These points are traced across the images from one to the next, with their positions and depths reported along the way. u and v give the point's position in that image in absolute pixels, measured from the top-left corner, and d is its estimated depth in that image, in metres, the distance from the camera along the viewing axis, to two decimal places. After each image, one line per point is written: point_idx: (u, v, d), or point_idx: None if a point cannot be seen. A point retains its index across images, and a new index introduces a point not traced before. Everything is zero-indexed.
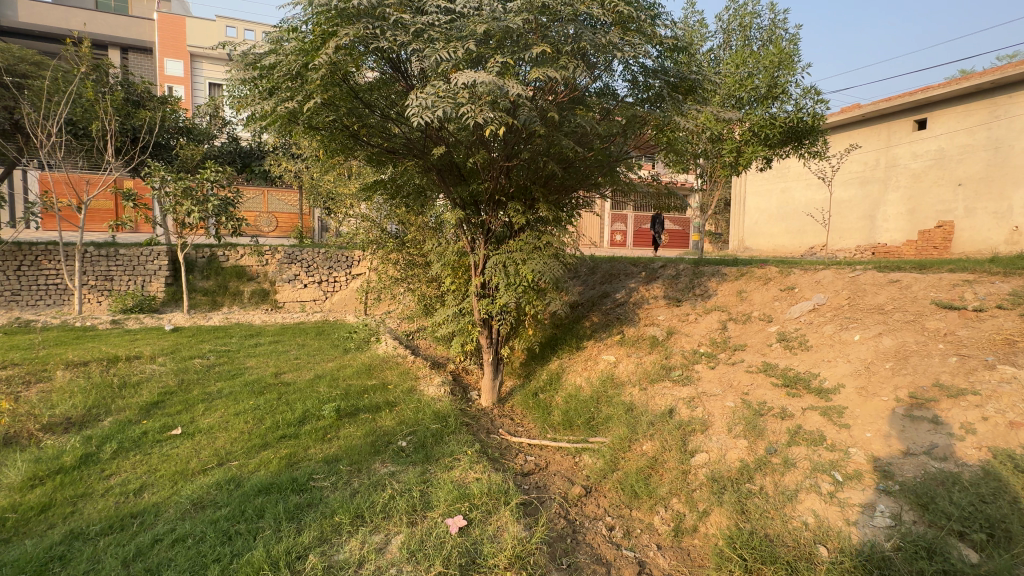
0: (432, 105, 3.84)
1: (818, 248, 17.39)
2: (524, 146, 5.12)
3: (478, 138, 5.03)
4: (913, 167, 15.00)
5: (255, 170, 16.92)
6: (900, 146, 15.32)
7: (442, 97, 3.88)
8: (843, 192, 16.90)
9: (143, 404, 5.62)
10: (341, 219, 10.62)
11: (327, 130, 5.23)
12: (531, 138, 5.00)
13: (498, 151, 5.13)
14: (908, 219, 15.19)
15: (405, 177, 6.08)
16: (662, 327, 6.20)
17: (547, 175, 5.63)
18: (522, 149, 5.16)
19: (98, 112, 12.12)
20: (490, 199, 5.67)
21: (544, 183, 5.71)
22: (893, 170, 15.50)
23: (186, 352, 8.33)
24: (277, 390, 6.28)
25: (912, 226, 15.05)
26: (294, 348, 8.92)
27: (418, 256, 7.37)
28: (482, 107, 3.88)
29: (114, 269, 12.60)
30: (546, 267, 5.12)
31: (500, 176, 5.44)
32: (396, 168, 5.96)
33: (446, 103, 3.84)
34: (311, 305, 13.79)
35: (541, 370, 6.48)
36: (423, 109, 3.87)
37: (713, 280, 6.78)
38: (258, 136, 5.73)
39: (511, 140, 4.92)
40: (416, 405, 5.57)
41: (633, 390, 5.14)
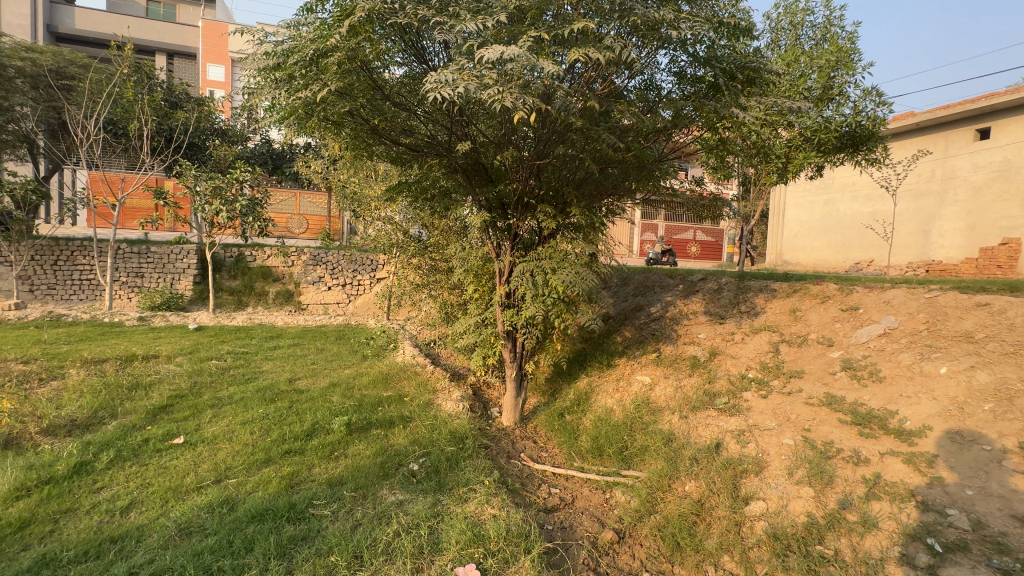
0: (454, 83, 3.45)
1: (864, 264, 16.32)
2: (558, 143, 4.68)
3: (507, 132, 4.63)
4: (974, 179, 13.86)
5: (286, 172, 17.06)
6: (960, 157, 14.21)
7: (466, 76, 3.49)
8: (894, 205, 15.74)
9: (151, 407, 5.40)
10: (367, 222, 10.41)
11: (346, 124, 4.91)
12: (566, 134, 4.57)
13: (529, 149, 4.73)
14: (967, 235, 13.98)
15: (429, 179, 5.73)
16: (703, 347, 5.62)
17: (582, 177, 5.17)
18: (555, 147, 4.72)
19: (136, 112, 12.35)
20: (519, 202, 5.22)
21: (577, 185, 5.25)
22: (951, 182, 14.38)
23: (204, 353, 8.17)
24: (288, 398, 5.99)
25: (971, 242, 13.84)
26: (312, 352, 8.67)
27: (441, 261, 7.01)
28: (512, 89, 3.45)
29: (145, 266, 12.78)
30: (578, 277, 4.65)
31: (530, 177, 5.02)
32: (420, 167, 5.63)
33: (471, 82, 3.45)
34: (334, 307, 13.64)
35: (568, 388, 5.98)
36: (444, 87, 3.48)
37: (761, 296, 6.16)
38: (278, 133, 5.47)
39: (544, 134, 4.49)
40: (432, 422, 5.16)
41: (672, 418, 4.59)
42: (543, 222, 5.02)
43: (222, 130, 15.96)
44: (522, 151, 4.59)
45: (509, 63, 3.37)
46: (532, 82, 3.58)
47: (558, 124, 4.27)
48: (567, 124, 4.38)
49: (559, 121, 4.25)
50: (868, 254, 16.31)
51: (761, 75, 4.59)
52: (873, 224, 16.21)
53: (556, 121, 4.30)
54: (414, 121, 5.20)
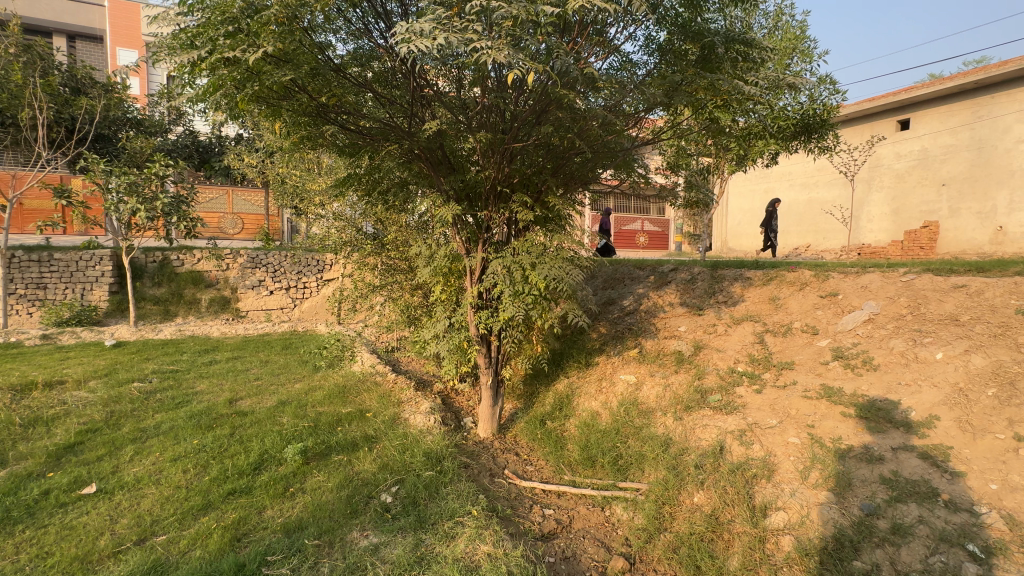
0: (434, 34, 3.18)
1: (802, 249, 17.14)
2: (536, 124, 4.42)
3: (483, 108, 4.32)
4: (896, 167, 14.70)
5: (216, 167, 15.52)
6: (884, 146, 14.97)
7: (448, 29, 3.23)
8: (828, 193, 16.47)
9: (53, 449, 4.44)
10: (311, 219, 9.50)
11: (287, 102, 4.31)
12: (544, 112, 4.32)
13: (504, 129, 4.44)
14: (892, 220, 14.87)
15: (383, 171, 5.27)
16: (686, 340, 5.38)
17: (560, 162, 4.82)
18: (533, 129, 4.48)
19: (28, 98, 10.66)
20: (492, 190, 4.77)
21: (554, 170, 4.90)
22: (877, 170, 15.15)
23: (124, 374, 7.06)
24: (229, 423, 5.19)
25: (897, 226, 14.76)
26: (254, 366, 7.75)
27: (400, 259, 6.38)
28: (502, 46, 3.20)
29: (49, 276, 11.15)
30: (561, 273, 4.24)
31: (504, 163, 4.58)
32: (373, 155, 5.11)
33: (453, 34, 3.18)
34: (278, 314, 12.51)
35: (547, 391, 5.58)
36: (419, 38, 3.19)
37: (737, 285, 6.02)
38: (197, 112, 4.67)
39: (522, 111, 4.23)
40: (403, 439, 4.60)
41: (665, 420, 4.30)
42: (519, 212, 4.57)
43: (137, 120, 14.25)
44: (497, 132, 4.24)
45: (496, 13, 3.25)
46: (523, 40, 3.41)
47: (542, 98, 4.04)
48: (549, 100, 4.13)
49: (544, 93, 4.05)
50: (806, 239, 17.12)
51: (741, 53, 4.32)
52: (809, 210, 17.01)
53: (538, 94, 4.11)
54: (365, 103, 4.77)
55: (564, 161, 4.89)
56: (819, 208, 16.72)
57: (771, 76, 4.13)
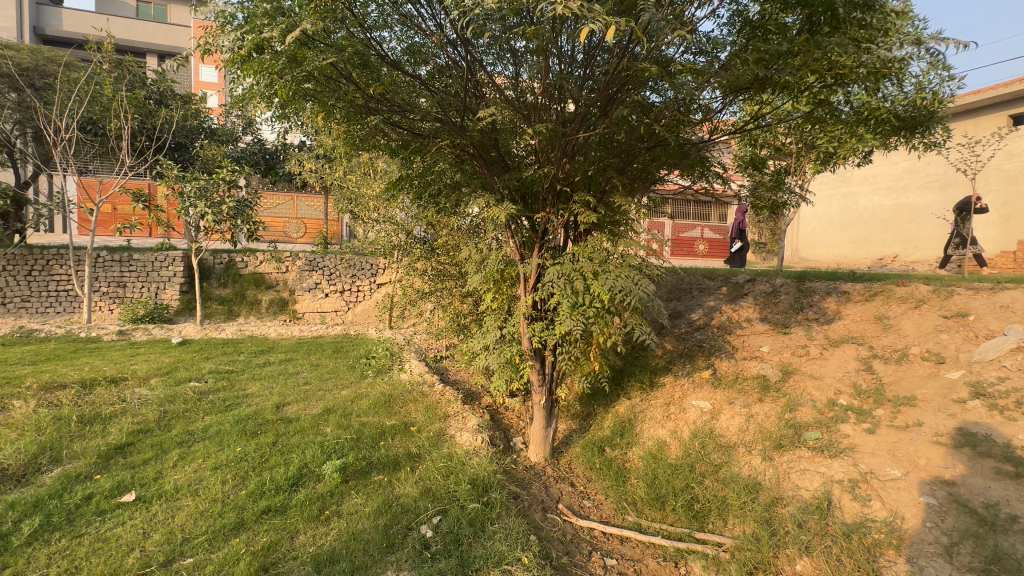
0: None
1: (887, 259, 15.40)
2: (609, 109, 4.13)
3: (549, 94, 4.06)
4: (1006, 168, 12.79)
5: (280, 172, 16.11)
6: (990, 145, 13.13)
7: None
8: (920, 197, 14.74)
9: (104, 449, 4.43)
10: (365, 224, 9.48)
11: (340, 99, 4.20)
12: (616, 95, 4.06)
13: (568, 120, 4.14)
14: (1001, 228, 12.93)
15: (435, 172, 5.10)
16: (771, 363, 4.65)
17: (628, 157, 4.39)
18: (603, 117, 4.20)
19: (116, 110, 11.45)
20: (551, 189, 4.28)
21: (621, 166, 4.46)
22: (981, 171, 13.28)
23: (183, 373, 7.22)
24: (273, 430, 5.05)
25: (1006, 235, 12.81)
26: (305, 369, 7.72)
27: (450, 264, 6.05)
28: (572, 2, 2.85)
29: (128, 275, 11.91)
30: (628, 282, 3.72)
31: (566, 159, 4.10)
32: (424, 155, 4.96)
33: None
34: (332, 316, 12.68)
35: (606, 413, 5.03)
36: None
37: (830, 301, 5.21)
38: (252, 113, 4.66)
39: (592, 96, 3.94)
40: (448, 461, 4.22)
41: (751, 459, 3.64)
42: (581, 215, 4.07)
43: (211, 130, 15.05)
44: (562, 122, 3.86)
45: None
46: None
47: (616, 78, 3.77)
48: (625, 77, 3.85)
49: (620, 71, 3.80)
50: (893, 248, 15.34)
51: (861, 13, 3.48)
52: (898, 216, 15.27)
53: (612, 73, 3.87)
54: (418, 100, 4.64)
55: (632, 155, 4.42)
56: (910, 214, 14.97)
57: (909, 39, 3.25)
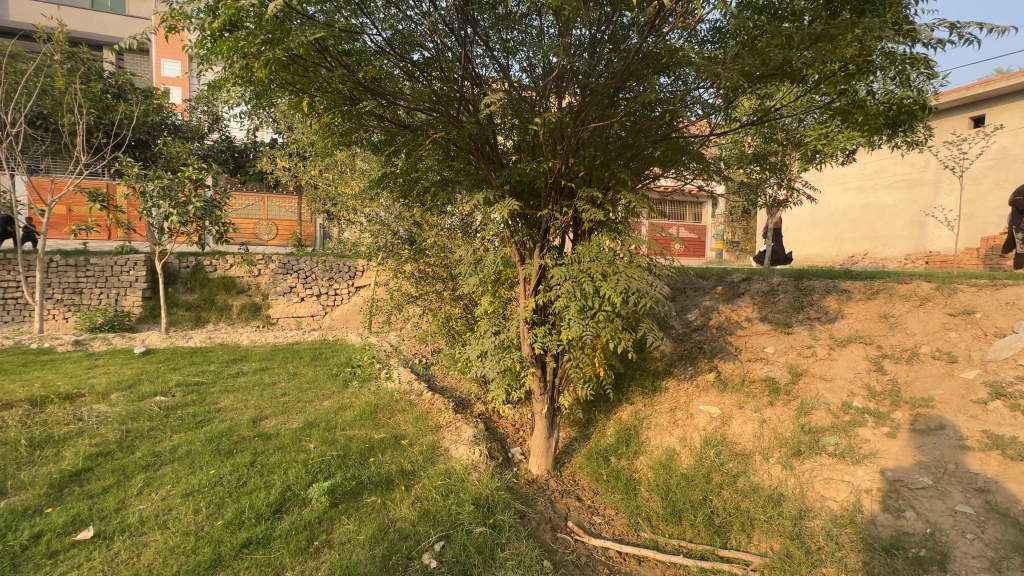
0: None
1: (858, 256, 15.65)
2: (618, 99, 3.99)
3: (554, 83, 3.87)
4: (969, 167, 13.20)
5: (250, 171, 15.38)
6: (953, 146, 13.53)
7: None
8: (888, 196, 15.09)
9: (57, 477, 3.94)
10: (343, 224, 9.03)
11: (321, 89, 3.92)
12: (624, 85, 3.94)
13: (573, 111, 3.96)
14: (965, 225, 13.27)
15: (420, 170, 4.91)
16: (778, 365, 4.50)
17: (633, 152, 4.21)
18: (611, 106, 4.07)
19: (69, 104, 10.64)
20: (554, 185, 4.05)
21: (626, 162, 4.26)
22: (945, 171, 13.65)
23: (148, 386, 6.66)
24: (251, 448, 4.64)
25: (970, 232, 13.15)
26: (282, 379, 7.25)
27: (439, 265, 5.73)
28: None
29: (85, 280, 11.11)
30: (639, 283, 3.49)
31: (571, 153, 3.90)
32: (409, 153, 4.77)
33: None
34: (308, 321, 12.12)
35: (608, 421, 4.80)
36: None
37: (831, 299, 5.12)
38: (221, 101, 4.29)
39: (600, 85, 3.79)
40: (446, 479, 3.91)
41: (770, 467, 3.47)
42: (586, 212, 3.81)
43: (175, 126, 14.23)
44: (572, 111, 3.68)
45: None
46: None
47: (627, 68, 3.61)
48: (636, 66, 3.68)
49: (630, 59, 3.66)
50: (863, 246, 15.64)
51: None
52: (869, 215, 15.59)
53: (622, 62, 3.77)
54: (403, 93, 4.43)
55: (637, 150, 4.23)
56: (880, 213, 15.29)
57: (941, 22, 3.05)
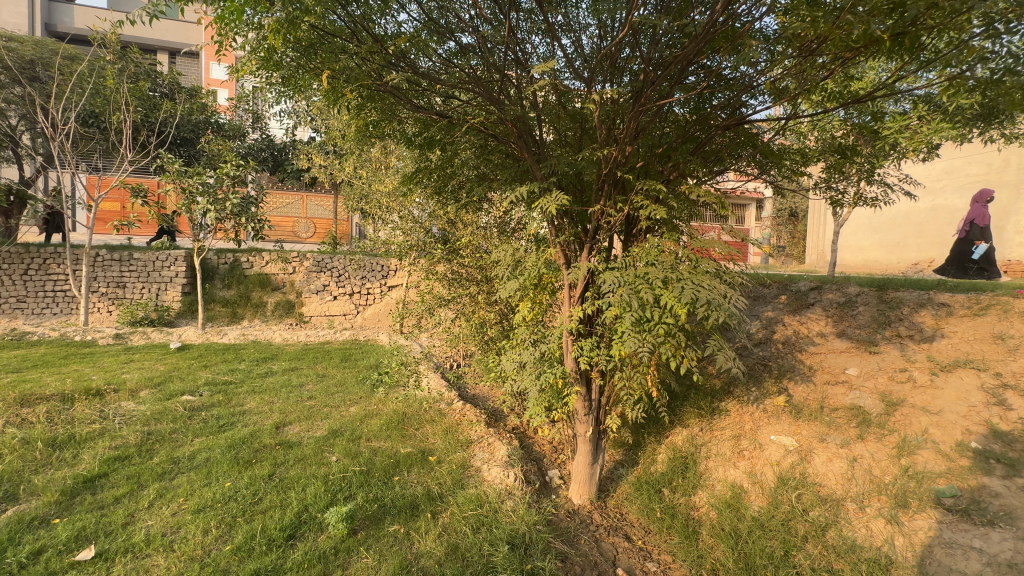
0: None
1: (922, 264, 14.17)
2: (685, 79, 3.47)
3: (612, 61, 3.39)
4: None
5: (289, 169, 15.54)
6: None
7: None
8: (958, 199, 13.69)
9: (70, 484, 3.74)
10: (375, 223, 8.78)
11: (351, 74, 3.69)
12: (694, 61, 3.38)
13: (632, 92, 3.44)
14: None
15: (455, 167, 4.64)
16: (866, 391, 3.85)
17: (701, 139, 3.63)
18: (675, 90, 3.57)
19: (118, 102, 10.87)
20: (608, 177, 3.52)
21: (692, 149, 3.69)
22: None
23: (176, 384, 6.55)
24: (271, 459, 4.35)
25: None
26: (309, 381, 7.02)
27: (474, 266, 5.30)
28: None
29: (128, 275, 11.35)
30: (709, 294, 2.94)
31: (630, 139, 3.37)
32: (444, 147, 4.52)
33: None
34: (341, 320, 12.04)
35: (659, 446, 4.25)
36: None
37: (925, 315, 4.40)
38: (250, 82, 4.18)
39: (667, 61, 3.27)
40: (478, 510, 3.48)
41: (869, 519, 2.88)
42: (645, 209, 3.29)
43: (218, 125, 14.45)
44: (631, 89, 3.19)
45: None
46: None
47: (701, 37, 3.07)
48: (713, 35, 3.11)
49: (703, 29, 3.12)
50: (928, 253, 14.19)
51: None
52: (935, 220, 14.19)
53: (691, 35, 3.28)
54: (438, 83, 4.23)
55: (706, 136, 3.64)
56: (948, 217, 13.88)
57: None
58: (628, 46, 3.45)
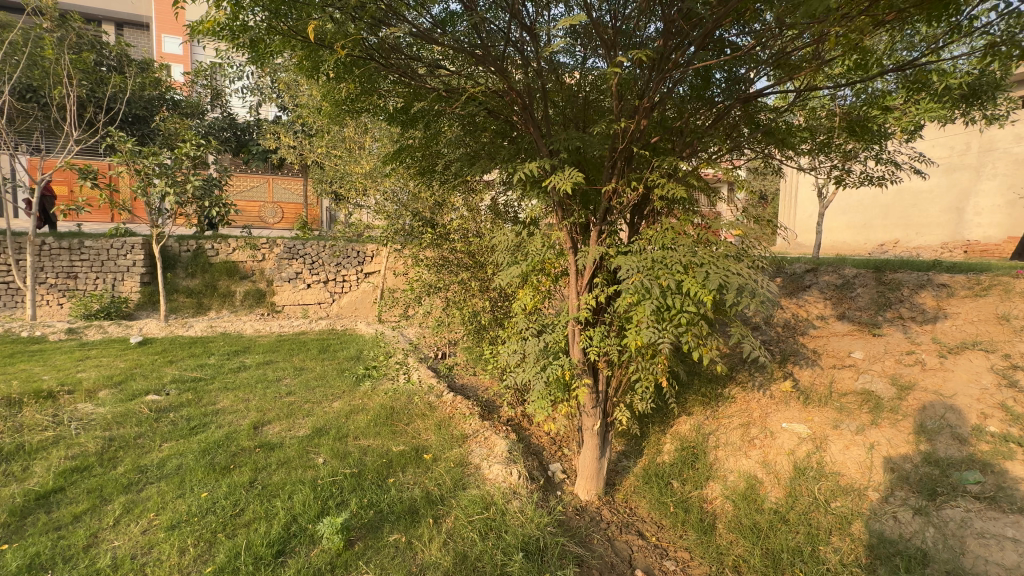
0: None
1: (888, 245, 14.24)
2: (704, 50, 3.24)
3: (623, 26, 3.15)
4: (1016, 152, 12.17)
5: (254, 150, 14.67)
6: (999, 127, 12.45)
7: None
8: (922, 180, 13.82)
9: (20, 503, 3.33)
10: (351, 207, 8.29)
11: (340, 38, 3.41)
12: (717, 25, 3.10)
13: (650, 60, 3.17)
14: (1008, 212, 12.33)
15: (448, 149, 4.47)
16: (876, 374, 3.77)
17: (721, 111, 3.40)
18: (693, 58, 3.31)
19: (59, 75, 9.87)
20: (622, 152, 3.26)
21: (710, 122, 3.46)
22: (987, 155, 12.61)
23: (140, 383, 6.05)
24: (251, 463, 4.00)
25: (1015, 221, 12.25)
26: (287, 375, 6.61)
27: (464, 251, 4.98)
28: None
29: (79, 264, 10.50)
30: (734, 278, 2.74)
31: (647, 111, 3.13)
32: (430, 123, 4.35)
33: None
34: (315, 309, 11.51)
35: (666, 436, 4.10)
36: None
37: (926, 296, 4.36)
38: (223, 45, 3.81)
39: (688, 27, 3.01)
40: (484, 514, 3.26)
41: (895, 509, 2.80)
42: (662, 188, 3.05)
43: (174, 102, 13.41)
44: (653, 55, 2.93)
45: None
46: None
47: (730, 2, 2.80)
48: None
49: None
50: (893, 234, 14.24)
51: None
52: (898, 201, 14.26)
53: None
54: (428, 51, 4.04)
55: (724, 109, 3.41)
56: (911, 199, 14.02)
57: None
58: (641, 11, 3.19)
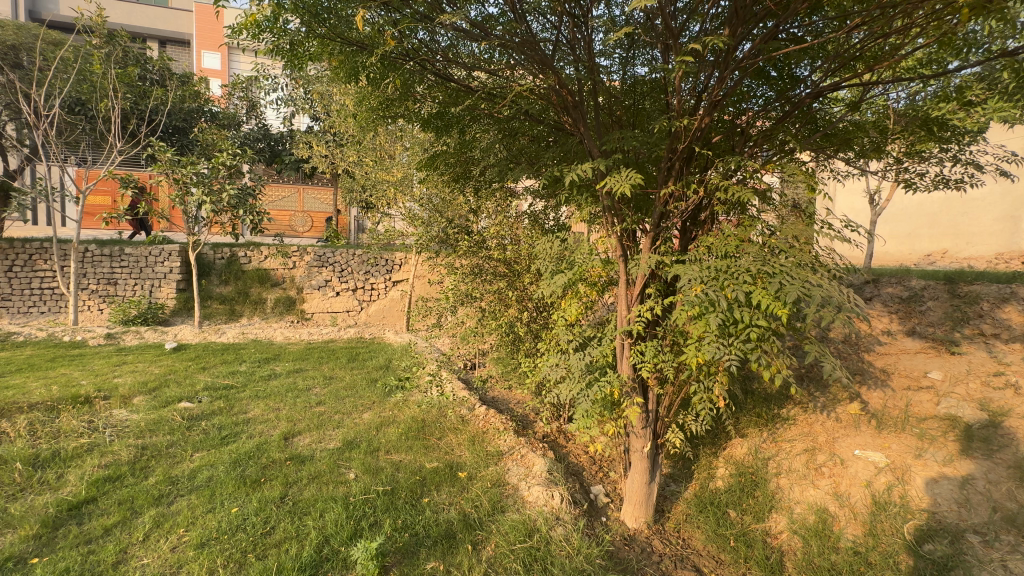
0: None
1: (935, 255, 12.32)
2: (766, 45, 3.01)
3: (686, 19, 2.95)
4: None
5: (287, 160, 14.96)
6: None
7: None
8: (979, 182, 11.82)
9: (52, 513, 3.26)
10: (380, 215, 8.25)
11: (383, 35, 3.41)
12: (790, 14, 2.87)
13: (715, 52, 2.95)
14: None
15: (482, 156, 4.39)
16: (960, 398, 3.41)
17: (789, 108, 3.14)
18: (759, 52, 3.09)
19: (104, 88, 10.20)
20: (681, 153, 3.03)
21: (776, 120, 3.21)
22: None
23: (173, 389, 6.05)
24: (282, 477, 3.87)
25: None
26: (317, 384, 6.53)
27: (499, 259, 4.81)
28: None
29: (119, 271, 10.79)
30: (811, 289, 2.46)
31: (712, 108, 2.90)
32: (464, 129, 4.28)
33: None
34: (344, 317, 11.52)
35: (719, 459, 3.80)
36: None
37: (1009, 311, 3.97)
38: (262, 46, 3.79)
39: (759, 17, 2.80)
40: (527, 542, 3.03)
41: (1003, 556, 2.47)
42: (725, 191, 2.81)
43: (211, 114, 13.77)
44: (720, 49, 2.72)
45: None
46: None
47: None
48: None
49: None
50: (940, 242, 12.31)
51: None
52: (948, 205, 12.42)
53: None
54: (465, 50, 3.90)
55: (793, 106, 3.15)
56: (962, 204, 11.98)
57: None
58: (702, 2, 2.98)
